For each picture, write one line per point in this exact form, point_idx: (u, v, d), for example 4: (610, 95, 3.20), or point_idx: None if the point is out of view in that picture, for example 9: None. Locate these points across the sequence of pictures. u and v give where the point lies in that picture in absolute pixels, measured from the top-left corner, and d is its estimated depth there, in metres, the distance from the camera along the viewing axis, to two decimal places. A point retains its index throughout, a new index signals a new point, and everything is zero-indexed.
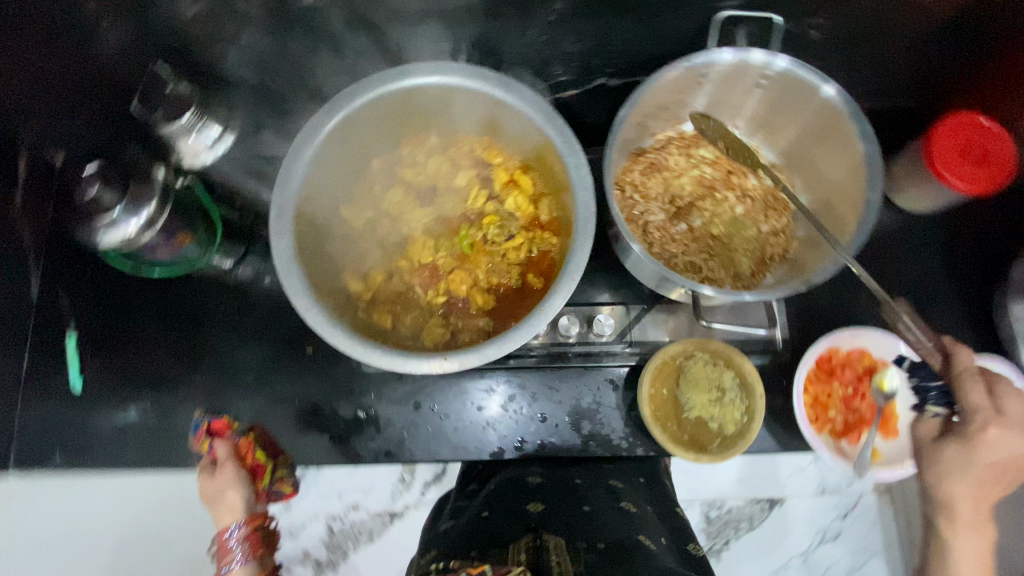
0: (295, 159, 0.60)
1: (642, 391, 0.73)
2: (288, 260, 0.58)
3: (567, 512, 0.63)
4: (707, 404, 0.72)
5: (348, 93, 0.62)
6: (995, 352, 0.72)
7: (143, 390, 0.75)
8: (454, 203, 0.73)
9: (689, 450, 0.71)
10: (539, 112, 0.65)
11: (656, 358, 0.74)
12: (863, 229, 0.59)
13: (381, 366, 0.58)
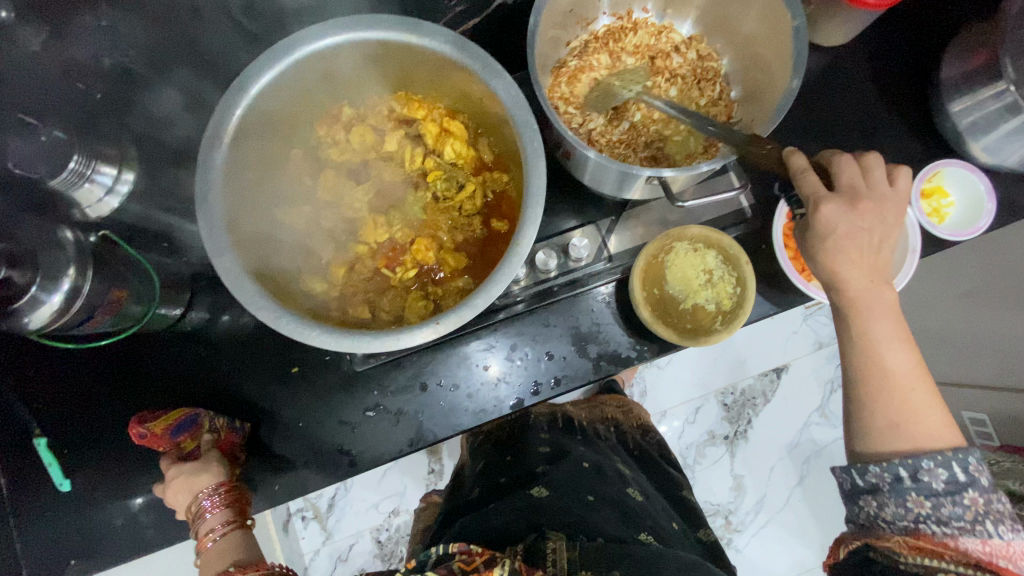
0: (208, 171, 0.56)
1: (636, 294, 0.71)
2: (238, 278, 0.55)
3: (571, 501, 0.71)
4: (699, 289, 0.73)
5: (240, 82, 0.58)
6: (941, 152, 0.78)
7: (138, 467, 0.77)
8: (392, 170, 0.70)
9: (697, 339, 0.71)
10: (448, 42, 0.59)
11: (638, 260, 0.73)
12: (798, 65, 0.59)
13: (373, 351, 0.55)
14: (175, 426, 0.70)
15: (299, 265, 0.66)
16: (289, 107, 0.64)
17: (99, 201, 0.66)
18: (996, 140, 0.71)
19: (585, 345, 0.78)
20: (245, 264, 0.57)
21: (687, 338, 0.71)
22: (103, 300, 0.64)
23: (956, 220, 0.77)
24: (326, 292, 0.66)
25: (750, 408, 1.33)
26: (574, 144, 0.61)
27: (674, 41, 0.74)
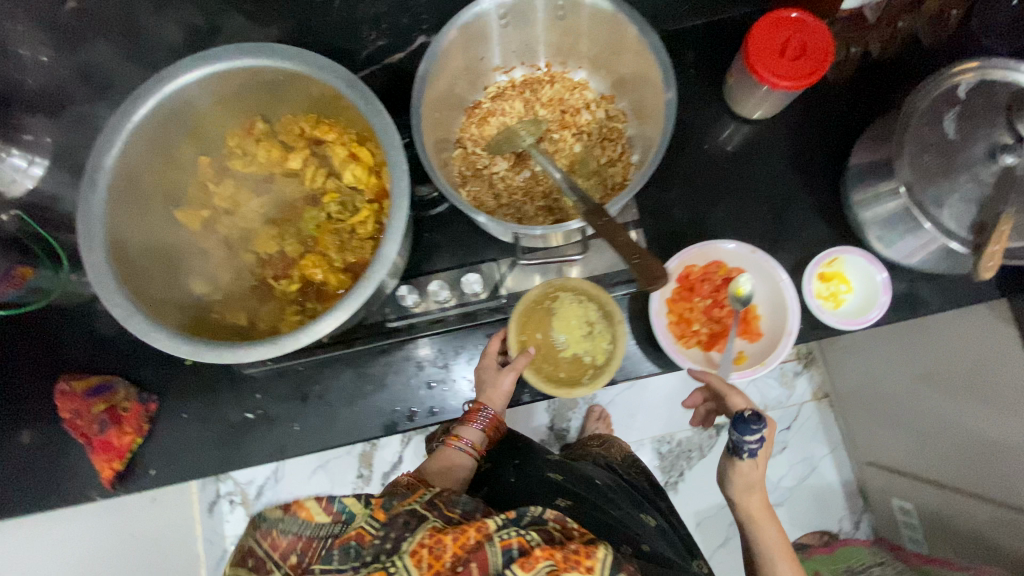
0: (97, 171, 0.60)
1: (512, 335, 0.73)
2: (102, 274, 0.58)
3: (605, 512, 0.74)
4: (579, 339, 0.74)
5: (140, 92, 0.62)
6: (845, 239, 0.78)
7: (24, 434, 0.78)
8: (294, 187, 0.73)
9: (563, 389, 0.72)
10: (339, 78, 0.62)
11: (522, 302, 0.75)
12: (667, 136, 0.61)
13: (213, 361, 0.58)
14: (92, 387, 0.77)
15: (188, 266, 0.69)
16: (196, 118, 0.68)
17: (14, 181, 0.68)
18: (890, 235, 0.72)
19: (467, 378, 0.80)
20: (118, 262, 0.60)
21: (553, 386, 0.72)
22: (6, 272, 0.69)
23: (850, 308, 0.77)
24: (209, 296, 0.69)
25: (684, 461, 1.31)
26: (450, 195, 0.62)
27: (587, 97, 0.76)
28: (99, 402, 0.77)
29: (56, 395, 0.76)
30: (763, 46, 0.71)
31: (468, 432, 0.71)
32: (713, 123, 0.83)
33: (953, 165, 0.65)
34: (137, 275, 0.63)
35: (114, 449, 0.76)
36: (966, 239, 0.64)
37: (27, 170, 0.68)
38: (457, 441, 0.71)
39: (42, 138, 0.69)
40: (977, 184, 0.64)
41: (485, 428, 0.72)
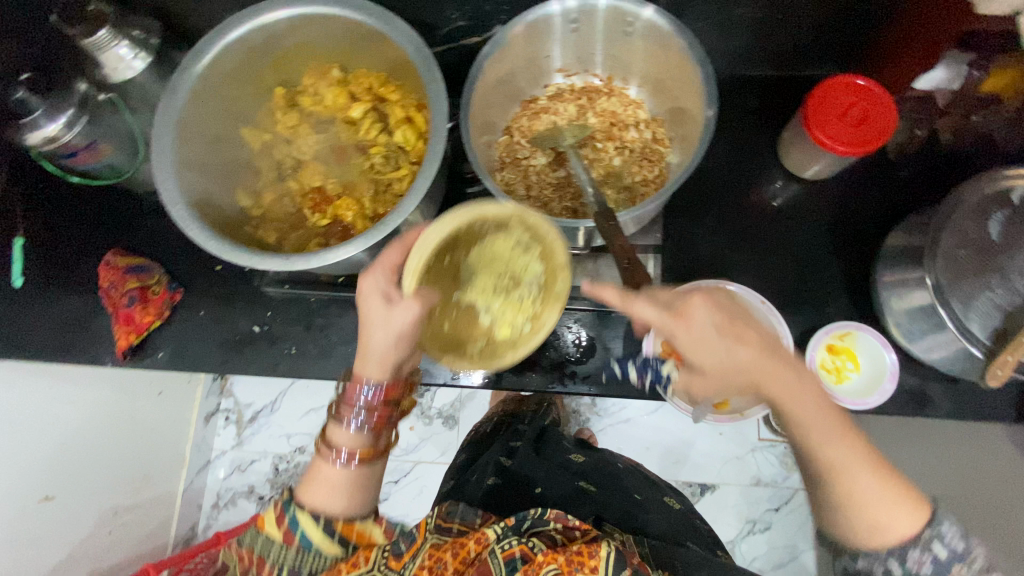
0: (184, 74, 0.68)
1: (414, 266, 0.52)
2: (164, 163, 0.66)
3: (622, 505, 0.80)
4: (490, 288, 0.60)
5: (238, 17, 0.69)
6: (863, 317, 0.76)
7: (68, 291, 0.87)
8: (349, 134, 0.79)
9: (442, 353, 0.60)
10: (410, 43, 0.68)
11: (437, 235, 0.52)
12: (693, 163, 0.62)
13: (232, 262, 0.63)
14: (132, 267, 0.85)
15: (240, 179, 0.77)
16: (281, 51, 0.75)
17: (117, 68, 0.76)
18: (910, 324, 0.70)
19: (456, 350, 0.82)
20: (179, 158, 0.68)
21: (445, 344, 0.60)
22: (89, 144, 0.77)
23: (853, 388, 0.73)
24: (251, 210, 0.77)
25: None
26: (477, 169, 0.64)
27: (639, 117, 0.79)
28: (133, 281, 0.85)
29: (101, 266, 0.86)
30: (824, 107, 0.72)
31: (340, 437, 0.59)
32: (761, 173, 0.84)
33: (989, 267, 0.63)
34: (195, 176, 0.70)
35: (135, 323, 0.84)
36: (983, 344, 0.62)
37: (130, 61, 0.76)
38: (330, 453, 0.59)
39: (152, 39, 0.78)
40: (1011, 291, 0.62)
41: (369, 427, 0.59)
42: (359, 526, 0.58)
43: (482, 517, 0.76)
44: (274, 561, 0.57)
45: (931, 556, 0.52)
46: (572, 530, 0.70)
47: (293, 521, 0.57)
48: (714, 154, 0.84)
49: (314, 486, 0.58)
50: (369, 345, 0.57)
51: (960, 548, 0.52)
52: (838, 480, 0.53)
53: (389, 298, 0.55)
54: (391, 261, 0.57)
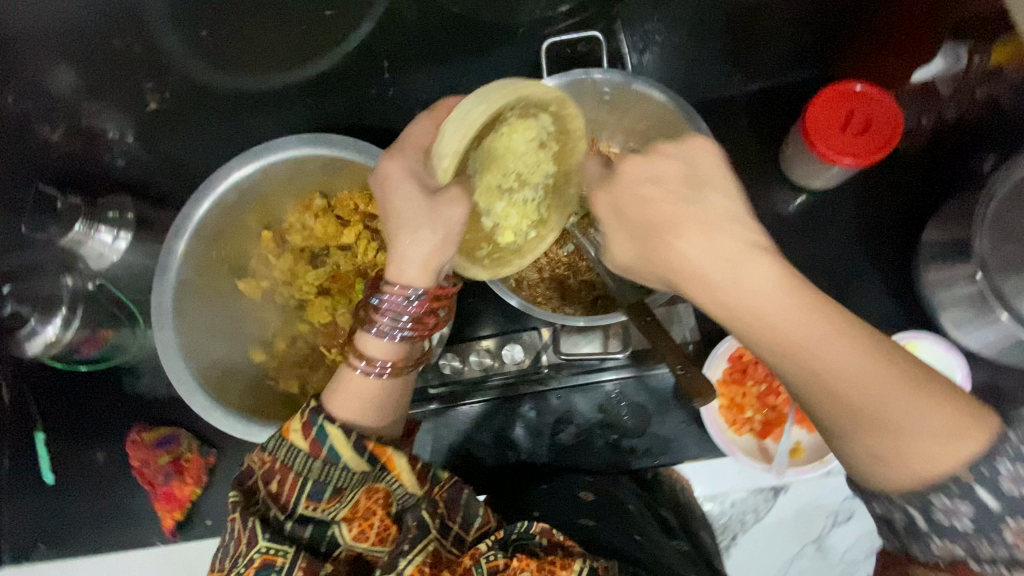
0: (171, 253, 0.67)
1: (456, 148, 0.49)
2: (172, 350, 0.65)
3: (618, 533, 0.63)
4: (493, 191, 0.55)
5: (210, 180, 0.68)
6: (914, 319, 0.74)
7: (98, 479, 0.85)
8: (346, 259, 0.76)
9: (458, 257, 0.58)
10: None
11: (500, 97, 0.49)
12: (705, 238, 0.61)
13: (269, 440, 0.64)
14: (160, 438, 0.83)
15: (249, 335, 0.74)
16: (259, 196, 0.73)
17: (102, 256, 0.73)
18: (964, 322, 0.67)
19: (507, 449, 0.82)
20: (184, 337, 0.66)
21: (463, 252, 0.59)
22: (88, 334, 0.74)
23: None
24: (267, 363, 0.74)
25: (737, 526, 0.82)
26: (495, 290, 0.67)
27: None
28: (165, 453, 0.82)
29: (129, 446, 0.83)
30: (825, 121, 0.68)
31: (373, 347, 0.55)
32: (768, 191, 0.81)
33: None
34: (203, 347, 0.68)
35: (177, 498, 0.82)
36: None
37: (113, 244, 0.72)
38: (358, 362, 0.55)
39: (125, 213, 0.73)
40: None
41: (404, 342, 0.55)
42: (393, 452, 0.52)
43: (486, 518, 0.56)
44: (297, 469, 0.51)
45: (1011, 470, 0.36)
46: (567, 543, 0.53)
47: (323, 434, 0.51)
48: None
49: (339, 395, 0.53)
50: (404, 230, 0.52)
51: (1012, 558, 0.37)
52: (840, 395, 0.38)
53: (427, 188, 0.53)
54: (422, 145, 0.55)
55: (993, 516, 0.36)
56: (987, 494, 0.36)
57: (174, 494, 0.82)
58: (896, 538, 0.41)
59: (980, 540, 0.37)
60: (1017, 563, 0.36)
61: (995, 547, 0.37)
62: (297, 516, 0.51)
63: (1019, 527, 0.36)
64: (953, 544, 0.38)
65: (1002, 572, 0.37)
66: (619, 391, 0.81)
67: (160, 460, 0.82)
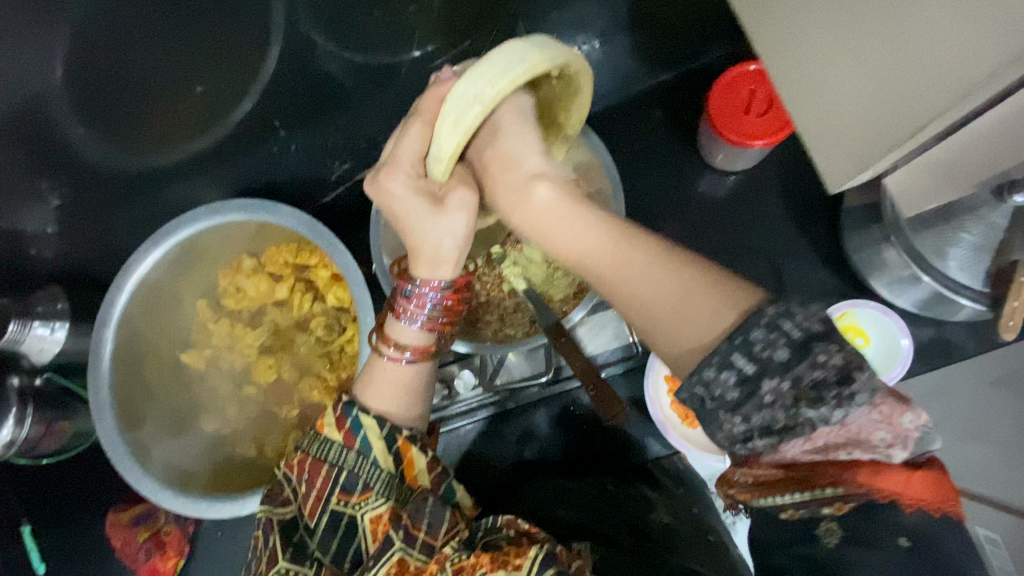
0: (100, 341, 0.68)
1: (452, 150, 0.46)
2: (113, 436, 0.65)
3: (600, 520, 0.61)
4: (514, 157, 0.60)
5: (126, 263, 0.68)
6: (850, 282, 0.75)
7: None
8: (283, 314, 0.77)
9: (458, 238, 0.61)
10: (304, 223, 0.69)
11: (503, 87, 0.43)
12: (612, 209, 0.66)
13: (223, 513, 0.65)
14: (136, 515, 0.82)
15: (198, 407, 0.74)
16: (184, 268, 0.73)
17: (43, 349, 0.75)
18: (895, 283, 0.67)
19: (476, 474, 0.80)
20: (127, 426, 0.67)
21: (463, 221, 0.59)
22: (45, 430, 0.75)
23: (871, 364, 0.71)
24: (219, 432, 0.74)
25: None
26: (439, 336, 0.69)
27: None
28: (145, 529, 0.82)
29: (107, 528, 0.81)
30: (726, 106, 0.68)
31: (407, 335, 0.55)
32: (696, 177, 0.80)
33: (954, 215, 0.57)
34: (149, 431, 0.69)
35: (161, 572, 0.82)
36: (979, 291, 0.59)
37: (51, 336, 0.75)
38: (396, 352, 0.55)
39: (58, 304, 0.75)
40: (988, 229, 0.56)
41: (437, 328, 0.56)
42: (415, 449, 0.53)
43: (453, 523, 0.51)
44: (333, 462, 0.52)
45: (765, 333, 0.35)
46: (533, 531, 0.48)
47: (357, 425, 0.53)
48: (643, 177, 0.81)
49: (372, 388, 0.55)
50: (428, 241, 0.51)
51: (796, 421, 0.34)
52: (655, 310, 0.40)
53: (431, 195, 0.50)
54: (415, 150, 0.50)
55: (751, 382, 0.35)
56: (747, 357, 0.35)
57: (159, 566, 0.82)
58: (703, 426, 0.38)
59: (796, 409, 0.34)
60: (801, 399, 0.34)
61: (788, 417, 0.34)
62: (325, 517, 0.51)
63: (792, 375, 0.34)
64: (755, 419, 0.35)
65: (809, 433, 0.34)
66: (579, 398, 0.80)
67: (140, 538, 0.81)
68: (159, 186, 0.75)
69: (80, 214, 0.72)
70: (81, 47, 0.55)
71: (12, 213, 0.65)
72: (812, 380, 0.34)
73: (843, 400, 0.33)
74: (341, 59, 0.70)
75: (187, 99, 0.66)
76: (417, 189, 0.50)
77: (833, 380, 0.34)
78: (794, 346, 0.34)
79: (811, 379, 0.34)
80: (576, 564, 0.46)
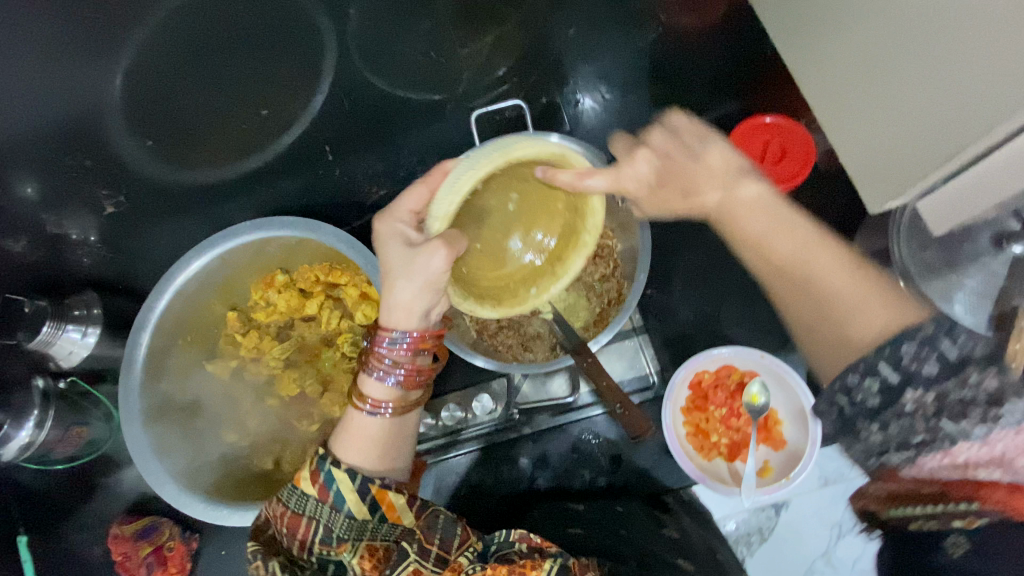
0: (135, 346, 0.70)
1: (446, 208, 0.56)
2: (141, 441, 0.66)
3: (606, 535, 0.61)
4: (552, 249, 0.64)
5: (168, 272, 0.71)
6: None
7: None
8: (311, 329, 0.79)
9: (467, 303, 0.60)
10: (341, 240, 0.72)
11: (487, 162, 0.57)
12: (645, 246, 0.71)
13: (237, 523, 0.65)
14: (141, 528, 0.78)
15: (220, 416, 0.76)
16: (221, 280, 0.76)
17: (71, 352, 0.75)
18: None
19: (489, 497, 0.79)
20: (154, 432, 0.68)
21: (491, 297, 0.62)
22: (64, 435, 0.74)
23: None
24: (239, 444, 0.75)
25: (744, 549, 0.82)
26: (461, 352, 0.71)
27: None
28: (151, 543, 0.78)
29: (110, 541, 0.77)
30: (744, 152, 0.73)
31: (371, 388, 0.57)
32: None
33: (959, 260, 0.64)
34: (171, 439, 0.70)
35: None
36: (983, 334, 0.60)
37: (82, 340, 0.75)
38: (361, 405, 0.56)
39: (93, 310, 0.76)
40: (990, 276, 0.62)
41: (403, 382, 0.57)
42: (392, 493, 0.53)
43: (464, 535, 0.52)
44: (310, 516, 0.51)
45: (915, 347, 0.39)
46: (544, 547, 0.50)
47: (329, 478, 0.52)
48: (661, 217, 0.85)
49: (346, 437, 0.56)
50: (391, 289, 0.55)
51: (937, 433, 0.38)
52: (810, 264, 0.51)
53: (409, 241, 0.56)
54: (410, 205, 0.59)
55: (893, 389, 0.40)
56: (893, 366, 0.40)
57: None
58: (840, 438, 0.44)
59: (937, 420, 0.38)
60: (948, 410, 0.38)
61: (928, 428, 0.38)
62: (315, 560, 0.51)
63: (938, 390, 0.38)
64: (892, 430, 0.40)
65: (949, 449, 0.38)
66: (593, 427, 0.80)
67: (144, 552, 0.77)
68: (202, 201, 0.78)
69: (124, 224, 0.75)
70: (144, 54, 0.63)
71: (60, 212, 0.70)
72: (959, 396, 0.37)
73: (988, 416, 0.37)
74: (383, 91, 0.76)
75: (238, 116, 0.71)
76: (403, 235, 0.57)
77: (982, 401, 0.37)
78: (945, 364, 0.38)
79: (960, 394, 0.37)
80: None
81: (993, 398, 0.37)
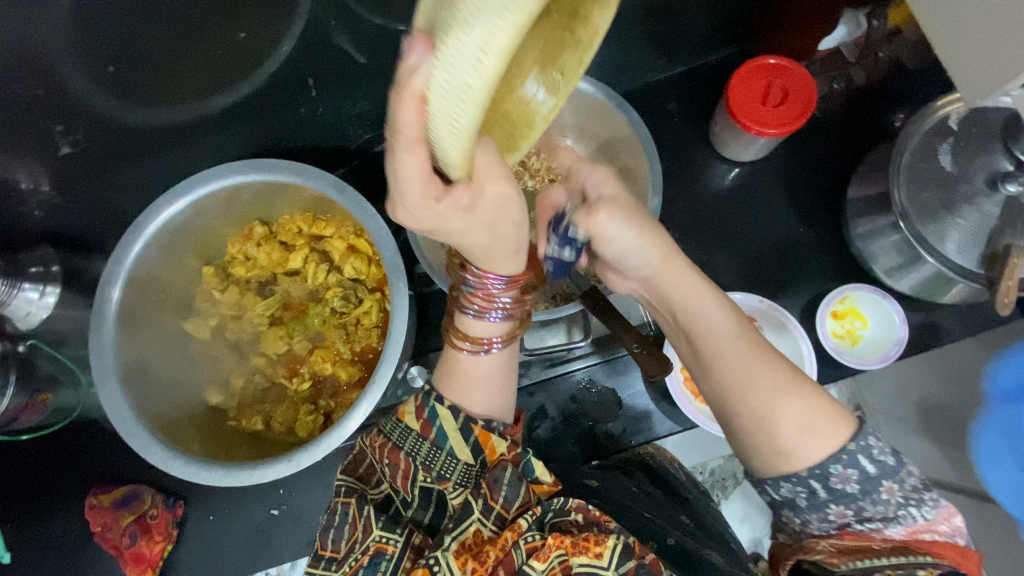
0: (102, 304, 0.63)
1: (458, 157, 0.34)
2: (119, 404, 0.61)
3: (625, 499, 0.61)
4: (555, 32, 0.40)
5: (137, 220, 0.64)
6: (848, 268, 0.80)
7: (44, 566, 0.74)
8: (298, 284, 0.75)
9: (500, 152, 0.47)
10: (329, 184, 0.65)
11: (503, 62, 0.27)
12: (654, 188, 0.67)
13: (231, 485, 0.60)
14: (118, 497, 0.74)
15: (201, 378, 0.71)
16: (194, 231, 0.70)
17: (29, 313, 0.70)
18: (894, 268, 0.72)
19: None
20: (132, 395, 0.62)
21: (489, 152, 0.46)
22: (27, 401, 0.71)
23: (867, 345, 0.76)
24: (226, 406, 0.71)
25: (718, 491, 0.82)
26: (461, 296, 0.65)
27: None
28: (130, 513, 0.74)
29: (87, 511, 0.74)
30: (746, 95, 0.71)
31: (477, 328, 0.57)
32: (706, 167, 0.84)
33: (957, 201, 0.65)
34: (153, 402, 0.65)
35: (147, 559, 0.74)
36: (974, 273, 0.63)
37: (40, 300, 0.71)
38: (461, 344, 0.57)
39: (52, 268, 0.71)
40: (983, 216, 0.63)
41: (503, 318, 0.56)
42: (494, 438, 0.53)
43: (527, 496, 0.49)
44: (408, 452, 0.52)
45: (853, 461, 0.48)
46: (603, 520, 0.47)
47: (433, 414, 0.54)
48: None
49: (449, 377, 0.57)
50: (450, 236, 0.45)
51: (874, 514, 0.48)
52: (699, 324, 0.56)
53: (461, 207, 0.42)
54: (414, 177, 0.37)
55: (849, 488, 0.48)
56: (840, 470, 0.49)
57: (138, 550, 0.73)
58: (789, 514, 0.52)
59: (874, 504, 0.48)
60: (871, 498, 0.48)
61: (866, 510, 0.48)
62: (416, 492, 0.51)
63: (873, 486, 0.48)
64: (838, 511, 0.49)
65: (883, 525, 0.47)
66: (589, 376, 0.80)
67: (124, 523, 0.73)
68: (167, 145, 0.71)
69: (77, 171, 0.67)
70: None
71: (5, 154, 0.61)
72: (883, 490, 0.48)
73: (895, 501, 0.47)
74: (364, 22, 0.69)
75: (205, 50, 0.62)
76: (435, 208, 0.40)
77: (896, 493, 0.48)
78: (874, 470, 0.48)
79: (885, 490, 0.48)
80: (651, 557, 0.46)
81: (921, 484, 0.50)
